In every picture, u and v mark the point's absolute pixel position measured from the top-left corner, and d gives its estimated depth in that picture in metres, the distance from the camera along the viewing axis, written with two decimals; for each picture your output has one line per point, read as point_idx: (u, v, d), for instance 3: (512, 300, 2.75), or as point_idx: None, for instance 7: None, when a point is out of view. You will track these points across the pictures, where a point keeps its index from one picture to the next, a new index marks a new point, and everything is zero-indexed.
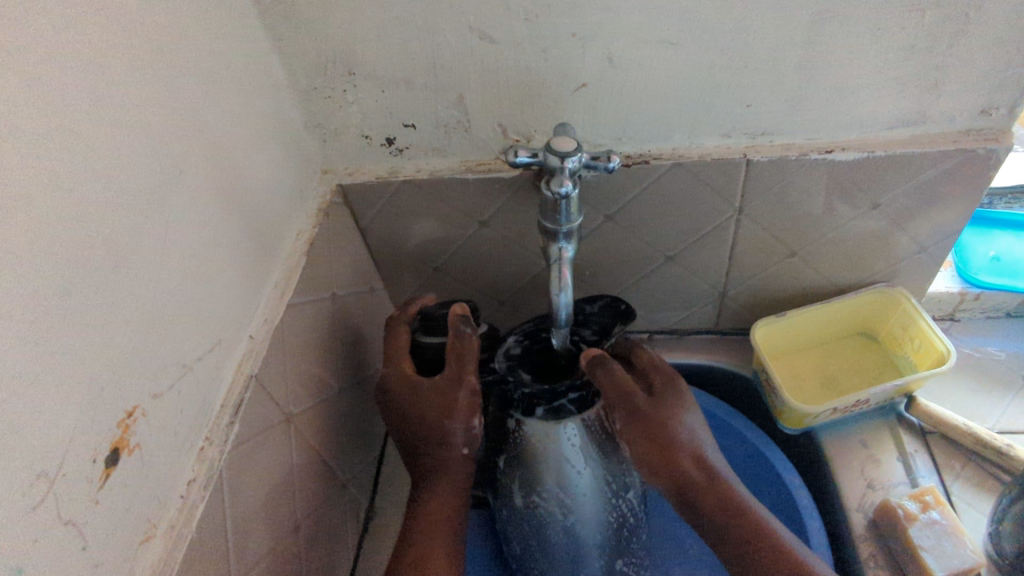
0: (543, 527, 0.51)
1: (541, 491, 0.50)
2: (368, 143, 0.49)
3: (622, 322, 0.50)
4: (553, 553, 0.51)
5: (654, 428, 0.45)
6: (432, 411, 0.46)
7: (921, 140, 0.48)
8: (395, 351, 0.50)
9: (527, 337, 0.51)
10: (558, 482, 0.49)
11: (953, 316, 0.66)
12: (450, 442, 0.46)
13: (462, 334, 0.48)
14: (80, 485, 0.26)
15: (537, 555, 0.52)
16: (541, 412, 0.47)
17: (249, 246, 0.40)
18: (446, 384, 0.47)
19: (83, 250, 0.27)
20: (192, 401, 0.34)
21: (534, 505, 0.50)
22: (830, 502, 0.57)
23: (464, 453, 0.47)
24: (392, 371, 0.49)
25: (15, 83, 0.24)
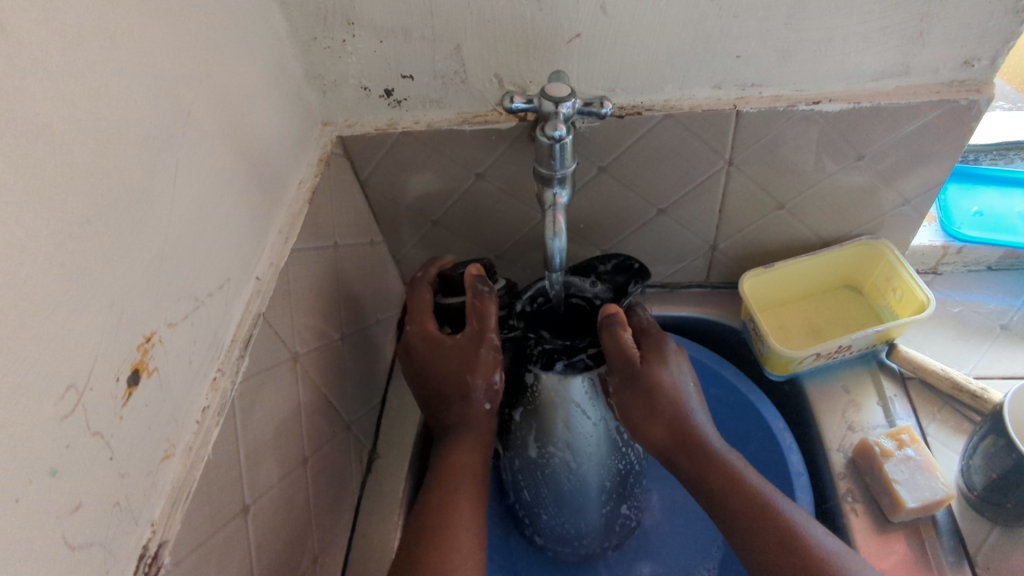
0: (555, 474, 0.54)
1: (555, 443, 0.53)
2: (367, 94, 0.50)
3: (635, 280, 0.51)
4: (563, 494, 0.56)
5: (643, 394, 0.46)
6: (451, 365, 0.49)
7: (906, 92, 0.49)
8: (420, 310, 0.52)
9: (540, 295, 0.51)
10: (570, 434, 0.52)
11: (935, 270, 0.68)
12: (451, 384, 0.49)
13: (481, 292, 0.49)
14: (107, 400, 0.28)
15: (547, 496, 0.56)
16: (561, 366, 0.48)
17: (254, 190, 0.42)
18: (468, 341, 0.49)
19: (102, 181, 0.28)
20: (204, 334, 0.36)
21: (548, 455, 0.53)
22: (812, 446, 0.59)
23: (487, 408, 0.49)
24: (415, 329, 0.51)
25: (35, 17, 0.25)
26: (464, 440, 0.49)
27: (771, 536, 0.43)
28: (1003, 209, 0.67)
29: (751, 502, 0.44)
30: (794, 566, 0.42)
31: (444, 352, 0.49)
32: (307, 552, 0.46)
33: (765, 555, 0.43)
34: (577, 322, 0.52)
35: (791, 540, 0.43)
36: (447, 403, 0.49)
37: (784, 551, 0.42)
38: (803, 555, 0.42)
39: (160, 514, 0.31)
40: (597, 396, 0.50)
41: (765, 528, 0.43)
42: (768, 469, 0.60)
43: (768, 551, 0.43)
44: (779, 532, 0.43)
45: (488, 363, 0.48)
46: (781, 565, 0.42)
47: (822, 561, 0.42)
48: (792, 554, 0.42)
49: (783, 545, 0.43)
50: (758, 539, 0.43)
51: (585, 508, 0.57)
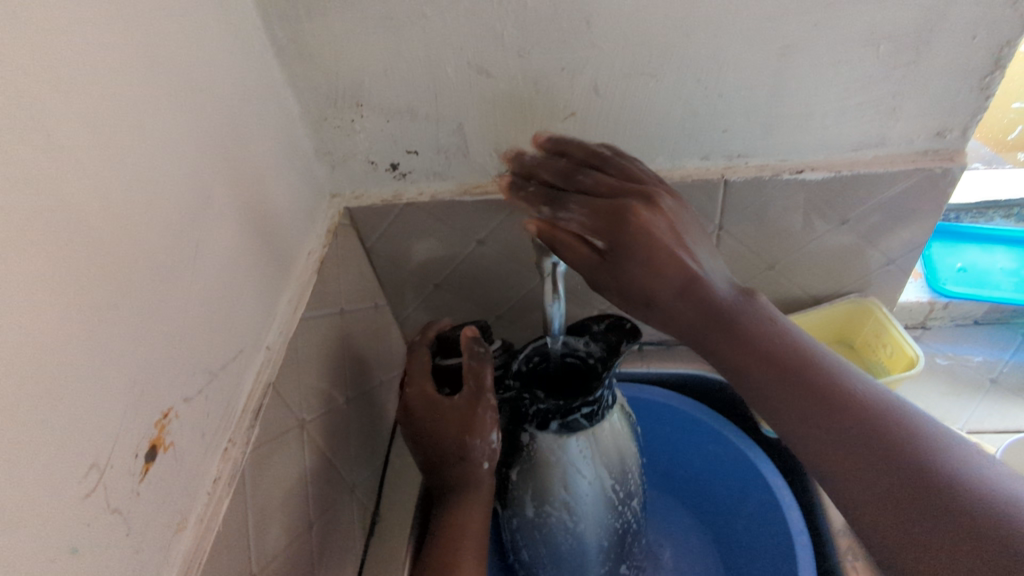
0: (553, 533, 0.55)
1: (552, 502, 0.53)
2: (373, 168, 0.53)
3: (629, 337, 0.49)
4: (561, 554, 0.56)
5: (650, 265, 0.39)
6: (451, 428, 0.49)
7: (884, 160, 0.52)
8: (418, 373, 0.53)
9: (537, 353, 0.52)
10: (568, 493, 0.52)
11: (924, 324, 0.70)
12: (454, 446, 0.49)
13: (478, 352, 0.51)
14: (125, 477, 0.29)
15: (545, 556, 0.56)
16: (556, 426, 0.49)
17: (266, 263, 0.44)
18: (466, 403, 0.49)
19: (128, 267, 0.30)
20: (218, 405, 0.37)
21: (546, 514, 0.54)
22: (812, 504, 0.60)
23: (485, 467, 0.50)
24: (414, 391, 0.52)
25: (77, 122, 0.27)
26: (469, 504, 0.49)
27: (863, 454, 0.35)
28: (986, 265, 0.70)
29: (837, 419, 0.36)
30: (896, 482, 0.33)
31: (443, 416, 0.50)
32: None
33: (859, 475, 0.34)
34: (574, 381, 0.51)
35: (891, 461, 0.34)
36: (448, 463, 0.50)
37: (888, 472, 0.33)
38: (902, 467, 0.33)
39: None
40: (593, 454, 0.51)
41: (838, 435, 0.36)
42: (768, 526, 0.60)
43: (845, 465, 0.35)
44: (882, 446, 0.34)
45: (484, 423, 0.49)
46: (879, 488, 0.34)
47: (922, 467, 0.33)
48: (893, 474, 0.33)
49: (877, 458, 0.34)
50: (841, 458, 0.35)
51: (583, 568, 0.57)
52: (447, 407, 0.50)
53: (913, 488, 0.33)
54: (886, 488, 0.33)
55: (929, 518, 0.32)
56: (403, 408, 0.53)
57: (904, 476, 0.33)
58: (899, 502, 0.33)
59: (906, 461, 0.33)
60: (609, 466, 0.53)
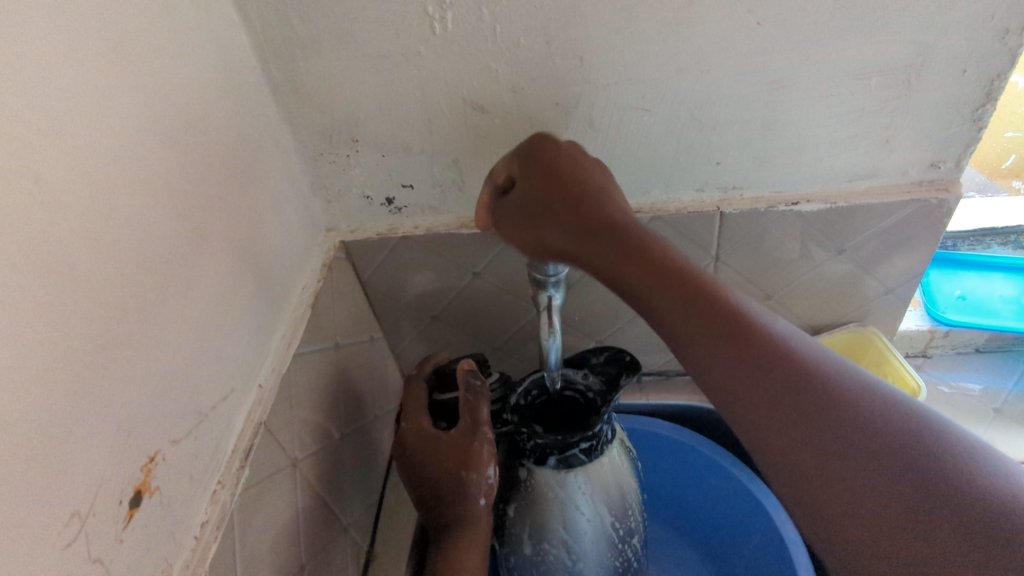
0: (551, 572, 0.53)
1: (550, 539, 0.52)
2: (369, 203, 0.53)
3: (627, 371, 0.49)
4: None
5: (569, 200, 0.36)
6: (447, 465, 0.48)
7: (878, 191, 0.52)
8: (415, 408, 0.53)
9: (535, 385, 0.51)
10: (566, 530, 0.51)
11: (925, 353, 0.69)
12: (449, 484, 0.48)
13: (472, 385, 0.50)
14: (109, 525, 0.28)
15: None
16: (554, 461, 0.48)
17: (259, 300, 0.43)
18: (463, 439, 0.49)
19: (117, 309, 0.30)
20: (207, 445, 0.36)
21: (544, 552, 0.52)
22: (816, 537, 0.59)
23: (482, 504, 0.49)
24: (411, 427, 0.51)
25: (70, 167, 0.27)
26: (465, 543, 0.48)
27: (821, 429, 0.28)
28: (986, 292, 0.69)
29: (795, 397, 0.29)
30: (865, 453, 0.27)
31: (439, 452, 0.49)
32: None
33: (839, 459, 0.27)
34: (571, 414, 0.51)
35: (852, 434, 0.28)
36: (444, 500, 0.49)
37: (855, 452, 0.27)
38: (871, 440, 0.27)
39: None
40: (592, 490, 0.50)
41: (832, 431, 0.28)
42: (773, 558, 0.60)
43: (832, 451, 0.27)
44: (830, 410, 0.28)
45: (482, 457, 0.48)
46: (848, 473, 0.27)
47: (889, 434, 0.28)
48: (869, 439, 0.27)
49: (835, 428, 0.28)
50: (817, 450, 0.28)
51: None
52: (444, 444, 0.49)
53: (878, 460, 0.27)
54: (853, 469, 0.27)
55: (905, 489, 0.26)
56: (400, 444, 0.52)
57: (862, 448, 0.27)
58: (874, 474, 0.27)
59: (885, 434, 0.27)
60: (609, 502, 0.51)
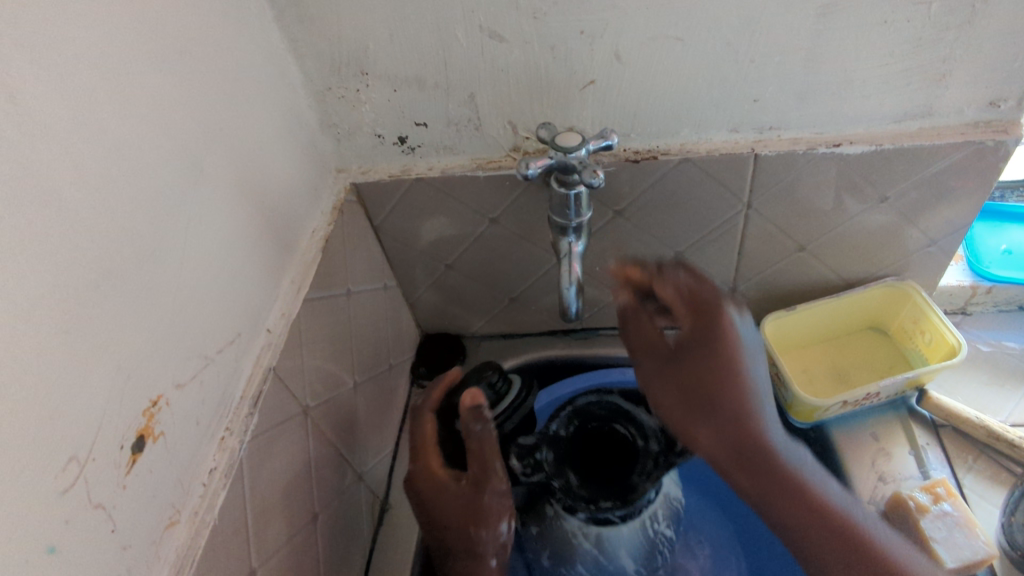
0: None
1: (571, 568, 0.50)
2: (380, 142, 0.50)
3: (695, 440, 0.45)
4: None
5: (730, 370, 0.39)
6: (457, 518, 0.44)
7: (929, 133, 0.48)
8: (423, 445, 0.47)
9: (577, 420, 0.49)
10: (593, 573, 0.49)
11: (964, 310, 0.66)
12: (457, 536, 0.44)
13: (474, 434, 0.44)
14: (109, 470, 0.27)
15: None
16: (584, 518, 0.45)
17: (266, 241, 0.41)
18: (472, 488, 0.44)
19: (112, 243, 0.28)
20: (214, 390, 0.35)
21: (562, 572, 0.51)
22: None
23: (493, 563, 0.45)
24: (418, 469, 0.47)
25: (51, 85, 0.25)
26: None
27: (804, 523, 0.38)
28: None
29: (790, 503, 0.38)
30: (834, 541, 0.38)
31: (445, 503, 0.45)
32: None
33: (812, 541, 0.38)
34: (609, 458, 0.47)
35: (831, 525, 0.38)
36: (455, 552, 0.45)
37: (824, 537, 0.38)
38: (840, 529, 0.38)
39: None
40: (628, 542, 0.48)
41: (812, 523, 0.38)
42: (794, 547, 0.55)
43: (811, 539, 0.38)
44: (818, 513, 0.38)
45: (495, 511, 0.44)
46: (830, 549, 0.38)
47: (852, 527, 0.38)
48: (837, 533, 0.38)
49: (819, 525, 0.38)
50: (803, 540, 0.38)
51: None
52: (450, 492, 0.45)
53: (846, 544, 0.37)
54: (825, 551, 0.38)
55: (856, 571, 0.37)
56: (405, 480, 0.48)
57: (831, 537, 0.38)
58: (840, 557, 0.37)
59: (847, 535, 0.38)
60: (645, 549, 0.49)
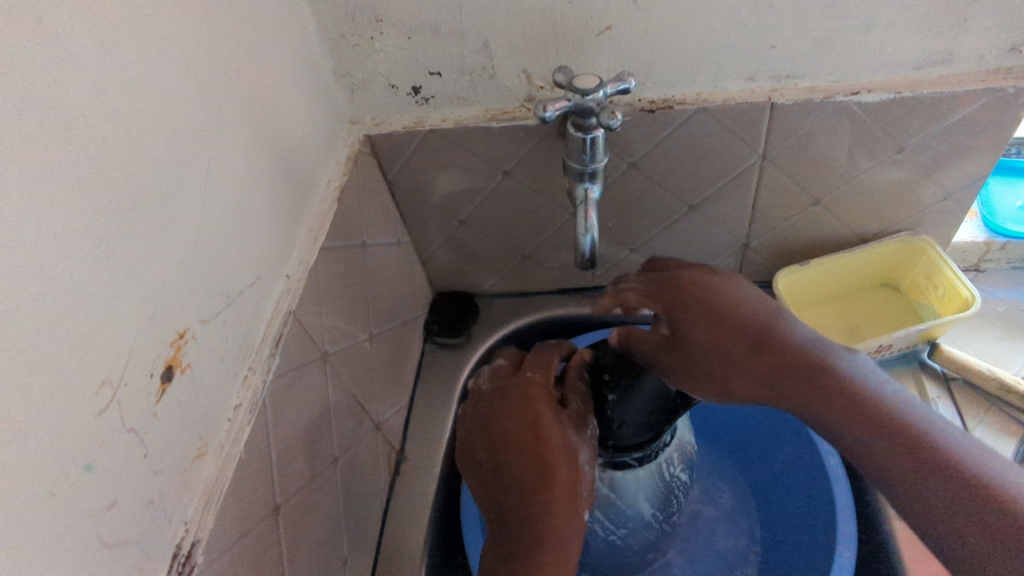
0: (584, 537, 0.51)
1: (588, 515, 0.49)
2: (394, 92, 0.50)
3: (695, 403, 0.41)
4: (592, 552, 0.52)
5: (711, 317, 0.43)
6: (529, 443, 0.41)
7: (949, 81, 0.47)
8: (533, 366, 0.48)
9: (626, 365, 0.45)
10: (607, 514, 0.49)
11: (978, 267, 0.66)
12: (531, 465, 0.41)
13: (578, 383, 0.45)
14: (140, 396, 0.28)
15: None
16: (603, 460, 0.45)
17: (284, 187, 0.42)
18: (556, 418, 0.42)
19: (136, 174, 0.28)
20: (236, 329, 0.35)
21: None
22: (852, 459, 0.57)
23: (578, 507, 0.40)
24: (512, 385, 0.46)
25: (75, 11, 0.25)
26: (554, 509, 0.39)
27: (840, 407, 0.36)
28: None
29: (819, 385, 0.37)
30: (903, 462, 0.33)
31: (519, 431, 0.42)
32: (339, 552, 0.45)
33: (858, 443, 0.35)
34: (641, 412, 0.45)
35: (882, 405, 0.35)
36: (522, 493, 0.40)
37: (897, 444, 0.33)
38: (940, 462, 0.32)
39: (193, 511, 0.31)
40: (644, 484, 0.47)
41: (855, 404, 0.36)
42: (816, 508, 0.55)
43: (869, 447, 0.34)
44: (882, 425, 0.34)
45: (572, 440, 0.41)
46: (936, 493, 0.32)
47: (949, 457, 0.32)
48: (929, 463, 0.32)
49: (879, 426, 0.35)
50: (833, 409, 0.36)
51: (614, 568, 0.54)
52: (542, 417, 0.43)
53: (947, 480, 0.32)
54: (907, 475, 0.33)
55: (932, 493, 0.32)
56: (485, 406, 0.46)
57: (920, 469, 0.33)
58: (914, 461, 0.33)
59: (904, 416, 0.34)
60: (660, 493, 0.48)
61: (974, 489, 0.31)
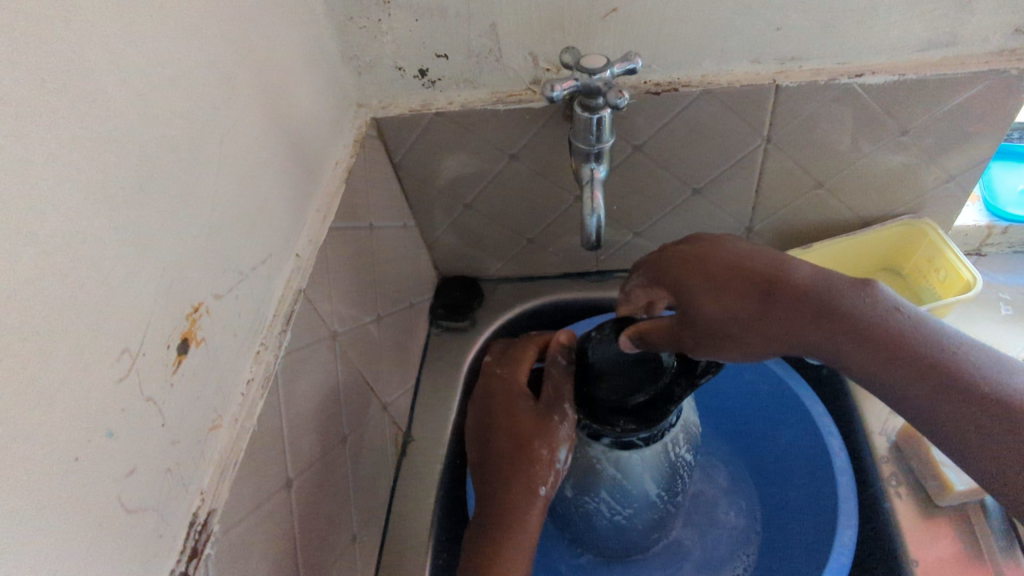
0: (591, 515, 0.51)
1: (595, 495, 0.49)
2: (401, 75, 0.50)
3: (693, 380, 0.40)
4: (597, 529, 0.53)
5: (711, 282, 0.38)
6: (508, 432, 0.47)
7: (953, 62, 0.48)
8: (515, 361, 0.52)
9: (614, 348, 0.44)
10: (615, 495, 0.48)
11: (979, 251, 0.66)
12: (511, 453, 0.46)
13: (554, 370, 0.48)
14: (158, 366, 0.28)
15: (576, 522, 0.54)
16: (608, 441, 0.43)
17: (294, 167, 0.42)
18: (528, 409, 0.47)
19: (153, 149, 0.28)
20: (249, 305, 0.36)
21: (585, 501, 0.50)
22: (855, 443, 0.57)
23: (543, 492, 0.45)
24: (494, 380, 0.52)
25: None
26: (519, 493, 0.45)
27: (860, 338, 0.34)
28: None
29: (846, 325, 0.34)
30: (903, 384, 0.32)
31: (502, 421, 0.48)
32: (347, 529, 0.46)
33: (900, 387, 0.32)
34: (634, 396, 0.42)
35: (876, 336, 0.33)
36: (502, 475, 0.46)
37: (902, 361, 0.32)
38: (953, 382, 0.31)
39: (209, 481, 0.31)
40: (650, 464, 0.46)
41: (856, 332, 0.34)
42: (814, 490, 0.56)
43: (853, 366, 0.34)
44: (894, 356, 0.33)
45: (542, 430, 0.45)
46: (963, 426, 0.30)
47: (954, 365, 0.31)
48: (947, 388, 0.31)
49: (916, 363, 0.32)
50: (845, 340, 0.34)
51: (619, 544, 0.55)
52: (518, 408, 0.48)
53: (977, 409, 0.29)
54: (972, 420, 0.30)
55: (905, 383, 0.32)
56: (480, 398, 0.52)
57: (915, 384, 0.32)
58: (926, 385, 0.31)
59: (927, 343, 0.32)
60: (665, 472, 0.48)
61: (972, 390, 0.30)
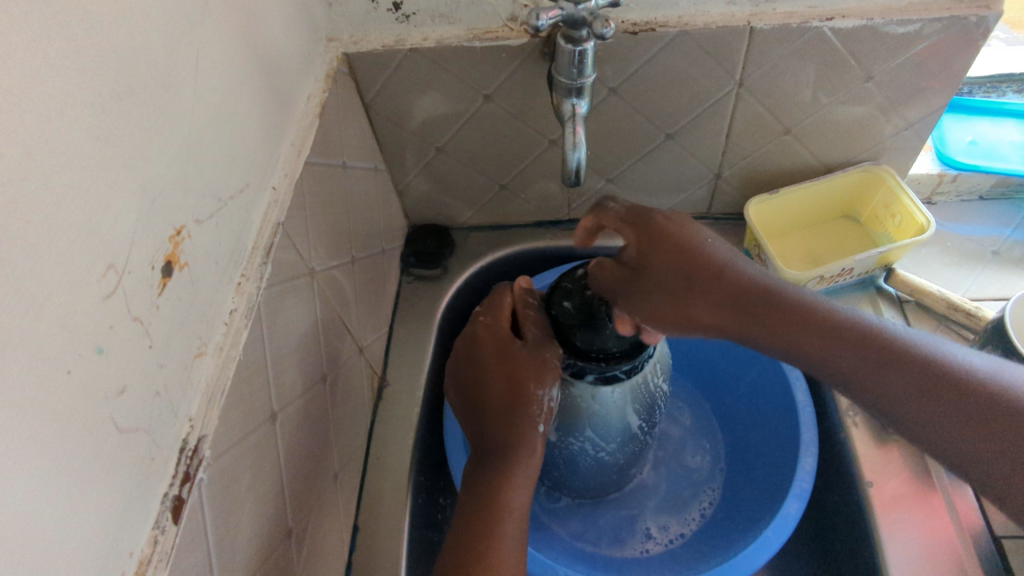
0: (571, 453, 0.53)
1: (577, 434, 0.50)
2: (374, 7, 0.49)
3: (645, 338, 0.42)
4: (577, 467, 0.54)
5: (676, 263, 0.41)
6: (501, 376, 0.46)
7: (918, 8, 0.49)
8: (489, 307, 0.51)
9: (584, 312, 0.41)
10: (597, 432, 0.50)
11: (930, 199, 0.69)
12: (505, 395, 0.46)
13: (529, 316, 0.48)
14: (143, 286, 0.27)
15: (558, 463, 0.55)
16: (593, 377, 0.44)
17: (267, 97, 0.40)
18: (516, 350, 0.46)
19: (128, 60, 0.27)
20: (228, 235, 0.35)
21: (568, 441, 0.51)
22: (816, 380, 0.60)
23: (541, 430, 0.46)
24: (473, 329, 0.50)
25: None
26: (518, 436, 0.45)
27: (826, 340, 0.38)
28: (996, 137, 0.68)
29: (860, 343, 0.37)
30: (885, 383, 0.36)
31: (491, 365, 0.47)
32: (328, 466, 0.46)
33: (873, 382, 0.37)
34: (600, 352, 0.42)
35: (877, 351, 0.37)
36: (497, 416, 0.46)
37: (873, 359, 0.37)
38: (941, 376, 0.35)
39: (198, 409, 0.31)
40: (630, 399, 0.48)
41: (863, 347, 0.37)
42: (778, 427, 0.59)
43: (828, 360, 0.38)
44: (871, 355, 0.37)
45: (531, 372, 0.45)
46: (941, 422, 0.34)
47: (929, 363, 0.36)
48: (954, 402, 0.34)
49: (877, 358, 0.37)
50: (809, 338, 0.38)
51: (597, 483, 0.57)
52: (506, 348, 0.47)
53: (962, 411, 0.34)
54: (945, 407, 0.34)
55: (894, 384, 0.36)
56: (462, 347, 0.50)
57: (904, 386, 0.36)
58: (917, 387, 0.35)
59: (893, 339, 0.37)
60: (644, 405, 0.49)
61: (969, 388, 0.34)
